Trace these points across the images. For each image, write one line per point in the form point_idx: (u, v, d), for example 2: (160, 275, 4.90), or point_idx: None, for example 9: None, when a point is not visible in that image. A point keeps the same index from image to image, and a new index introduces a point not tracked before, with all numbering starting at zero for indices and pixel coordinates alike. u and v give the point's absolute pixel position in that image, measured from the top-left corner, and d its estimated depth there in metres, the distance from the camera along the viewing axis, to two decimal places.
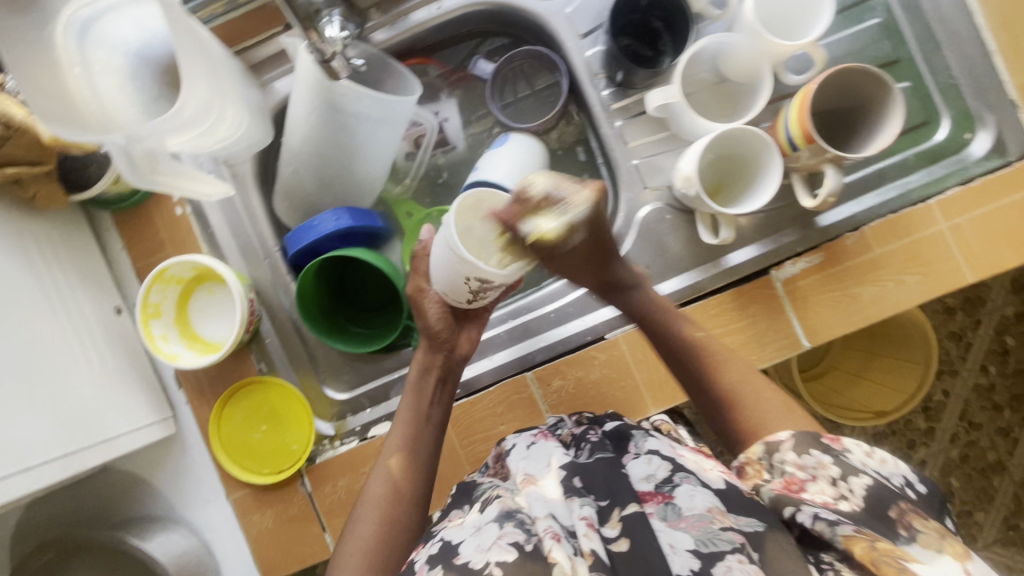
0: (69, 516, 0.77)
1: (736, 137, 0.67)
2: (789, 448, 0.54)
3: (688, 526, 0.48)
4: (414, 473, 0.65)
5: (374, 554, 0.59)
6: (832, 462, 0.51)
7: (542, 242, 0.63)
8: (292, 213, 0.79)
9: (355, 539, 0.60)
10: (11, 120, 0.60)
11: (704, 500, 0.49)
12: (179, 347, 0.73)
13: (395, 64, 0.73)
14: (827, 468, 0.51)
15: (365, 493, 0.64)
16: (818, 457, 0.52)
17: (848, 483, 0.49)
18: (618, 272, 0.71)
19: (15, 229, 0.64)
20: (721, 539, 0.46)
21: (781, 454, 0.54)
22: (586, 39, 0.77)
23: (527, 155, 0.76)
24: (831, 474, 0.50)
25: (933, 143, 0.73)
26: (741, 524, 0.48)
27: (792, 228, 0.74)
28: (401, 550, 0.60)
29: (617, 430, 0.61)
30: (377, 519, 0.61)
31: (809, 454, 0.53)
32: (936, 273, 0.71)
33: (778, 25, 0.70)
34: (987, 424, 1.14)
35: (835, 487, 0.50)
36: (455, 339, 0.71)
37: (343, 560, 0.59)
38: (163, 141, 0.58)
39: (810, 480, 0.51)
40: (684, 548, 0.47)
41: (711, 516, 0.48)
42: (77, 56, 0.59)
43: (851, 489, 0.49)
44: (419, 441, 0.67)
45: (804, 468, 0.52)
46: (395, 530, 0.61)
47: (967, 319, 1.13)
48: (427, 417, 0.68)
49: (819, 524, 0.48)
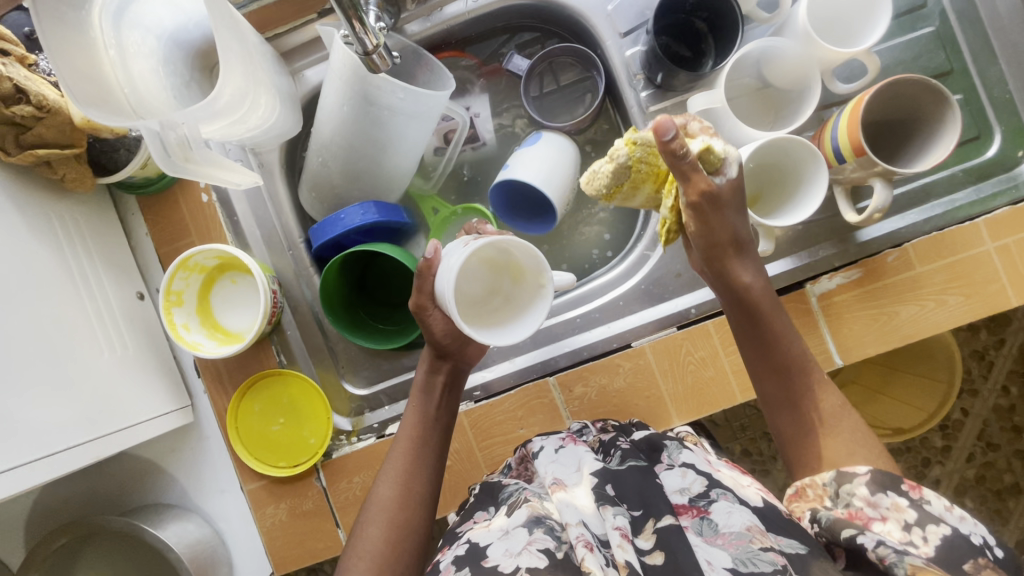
0: (84, 499, 0.77)
1: (780, 146, 0.65)
2: (862, 483, 0.51)
3: (724, 543, 0.47)
4: (423, 475, 0.63)
5: (384, 559, 0.57)
6: (909, 507, 0.49)
7: (706, 158, 0.58)
8: (318, 204, 0.77)
9: (364, 542, 0.58)
10: (44, 101, 0.59)
11: (743, 519, 0.48)
12: (201, 336, 0.72)
13: (429, 56, 0.71)
14: (902, 512, 0.49)
15: (373, 495, 0.62)
16: (895, 499, 0.49)
17: (923, 531, 0.48)
18: (738, 227, 0.61)
19: (43, 212, 0.64)
20: (761, 560, 0.44)
21: (852, 486, 0.51)
22: (626, 38, 0.75)
23: (560, 155, 0.74)
24: (906, 518, 0.48)
25: (983, 159, 0.70)
26: (781, 545, 0.47)
27: (830, 242, 0.72)
28: (411, 555, 0.59)
29: (647, 440, 0.61)
30: (386, 522, 0.59)
31: (885, 494, 0.50)
32: (978, 293, 0.69)
33: (830, 31, 0.67)
34: (1006, 446, 1.10)
35: (906, 532, 0.48)
36: (462, 351, 0.68)
37: (353, 565, 0.57)
38: (197, 127, 0.57)
39: (879, 519, 0.49)
40: (722, 566, 0.45)
41: (750, 536, 0.47)
42: (113, 39, 0.58)
43: (924, 537, 0.47)
44: (426, 444, 0.65)
45: (876, 506, 0.50)
46: (405, 534, 0.59)
47: (990, 338, 1.10)
48: (435, 419, 0.67)
49: (882, 549, 0.46)
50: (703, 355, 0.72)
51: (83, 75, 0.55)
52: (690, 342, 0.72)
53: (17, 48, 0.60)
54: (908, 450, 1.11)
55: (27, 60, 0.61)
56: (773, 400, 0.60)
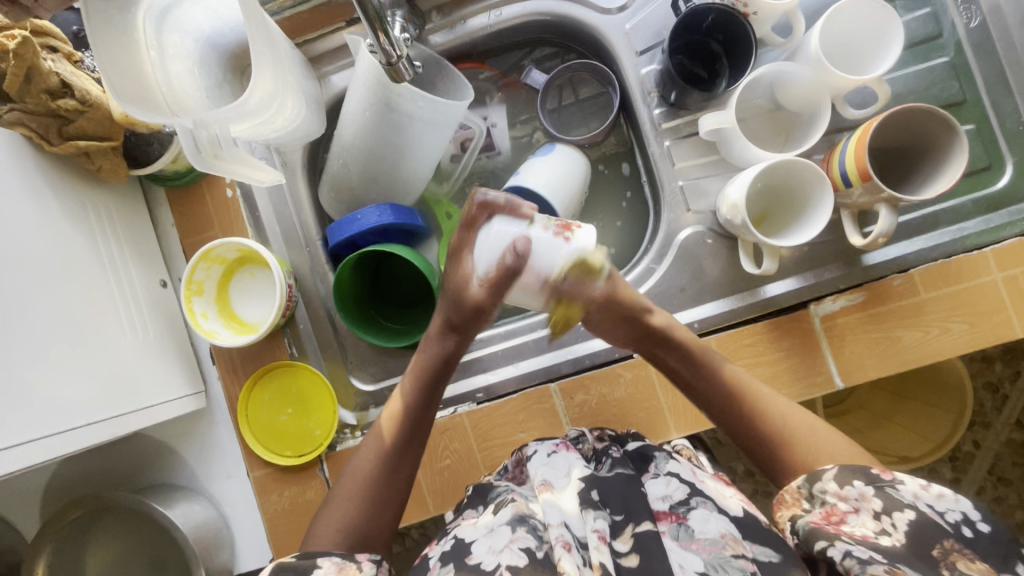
0: (98, 475, 0.80)
1: (788, 168, 0.66)
2: (830, 479, 0.51)
3: (699, 548, 0.49)
4: (405, 450, 0.63)
5: (354, 532, 0.58)
6: (875, 495, 0.48)
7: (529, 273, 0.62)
8: (336, 204, 0.80)
9: (338, 510, 0.59)
10: (88, 95, 0.62)
11: (718, 526, 0.50)
12: (217, 325, 0.75)
13: (450, 67, 0.74)
14: (870, 501, 0.48)
15: (354, 461, 0.63)
16: (862, 489, 0.49)
17: (891, 518, 0.47)
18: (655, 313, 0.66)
19: (79, 200, 0.67)
20: (732, 567, 0.47)
21: (823, 484, 0.52)
22: (642, 57, 0.77)
23: (571, 167, 0.76)
24: (874, 507, 0.48)
25: (994, 190, 0.71)
26: (753, 553, 0.48)
27: (836, 263, 0.72)
28: (382, 530, 0.60)
29: (639, 451, 0.61)
30: (360, 495, 0.60)
31: (851, 485, 0.50)
32: (983, 322, 0.69)
33: (843, 58, 0.69)
34: (1019, 482, 1.09)
35: (878, 520, 0.47)
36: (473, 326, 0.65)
37: (323, 530, 0.58)
38: (227, 126, 0.61)
39: (851, 512, 0.49)
40: (693, 569, 0.48)
41: (723, 543, 0.49)
42: (154, 40, 0.61)
43: (894, 524, 0.47)
44: (416, 416, 0.64)
45: (847, 500, 0.50)
46: (378, 507, 0.60)
47: (1005, 371, 1.09)
48: (429, 392, 0.65)
49: (848, 560, 0.45)
50: None
51: (124, 73, 0.58)
52: None
53: (65, 45, 0.63)
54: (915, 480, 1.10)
55: (74, 56, 0.65)
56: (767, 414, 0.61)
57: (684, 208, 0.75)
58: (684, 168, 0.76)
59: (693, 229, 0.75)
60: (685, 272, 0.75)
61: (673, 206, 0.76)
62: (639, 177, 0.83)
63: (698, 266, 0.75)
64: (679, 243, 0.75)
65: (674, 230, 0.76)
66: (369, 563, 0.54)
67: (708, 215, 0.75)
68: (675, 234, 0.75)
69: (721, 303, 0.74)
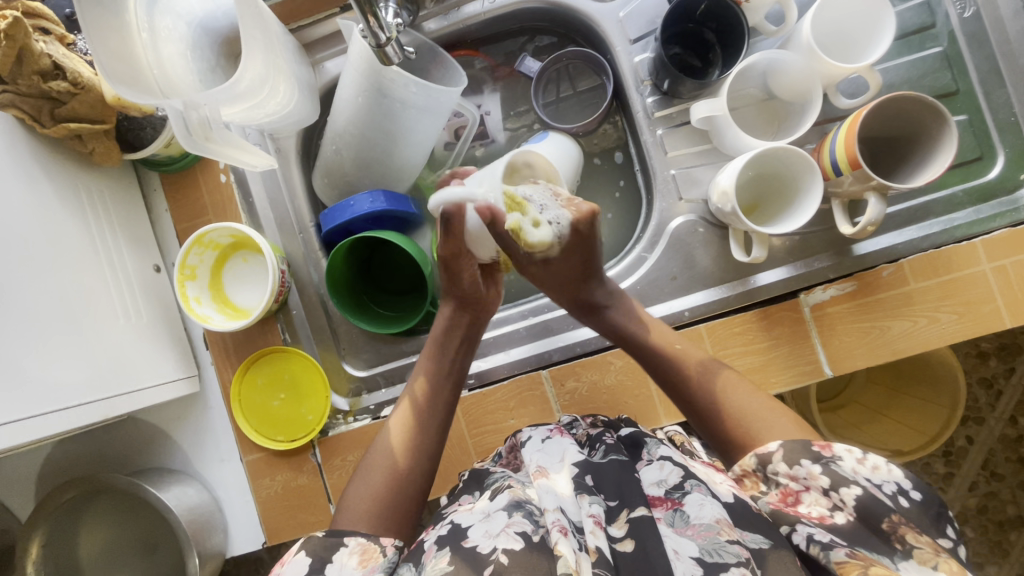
0: (93, 459, 0.81)
1: (777, 156, 0.66)
2: (780, 459, 0.52)
3: (693, 534, 0.48)
4: (429, 432, 0.65)
5: (382, 503, 0.58)
6: (822, 473, 0.50)
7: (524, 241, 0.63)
8: (329, 190, 0.80)
9: (367, 487, 0.60)
10: (79, 78, 0.63)
11: (713, 511, 0.49)
12: (210, 309, 0.76)
13: (443, 53, 0.74)
14: (818, 479, 0.50)
15: (379, 440, 0.65)
16: (810, 468, 0.50)
17: (839, 494, 0.49)
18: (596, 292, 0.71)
19: (71, 182, 0.67)
20: (727, 551, 0.45)
21: (774, 466, 0.52)
22: (636, 45, 0.77)
23: (562, 156, 0.76)
24: (822, 485, 0.49)
25: (985, 180, 0.71)
26: (745, 540, 0.47)
27: (827, 253, 0.73)
28: (406, 507, 0.59)
29: (631, 436, 0.62)
30: (390, 466, 0.61)
31: (800, 464, 0.51)
32: (973, 312, 0.69)
33: (837, 48, 0.69)
34: (1011, 477, 1.09)
35: (828, 498, 0.49)
36: (483, 301, 0.73)
37: (353, 511, 0.58)
38: (218, 109, 0.61)
39: (803, 492, 0.50)
40: (688, 555, 0.46)
41: (718, 528, 0.47)
42: (145, 22, 0.61)
43: (843, 500, 0.48)
44: (437, 401, 0.68)
45: (797, 479, 0.51)
46: (404, 485, 0.60)
47: (1000, 366, 1.09)
48: (447, 378, 0.70)
49: (812, 547, 0.46)
50: None
51: (116, 55, 0.58)
52: None
53: (58, 28, 0.64)
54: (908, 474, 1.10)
55: (66, 39, 0.65)
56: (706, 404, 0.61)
57: (676, 197, 0.76)
58: (676, 156, 0.76)
59: (685, 218, 0.75)
60: (677, 260, 0.75)
61: (665, 195, 0.76)
62: (632, 165, 0.83)
63: (690, 255, 0.75)
64: (671, 232, 0.75)
65: (666, 219, 0.76)
66: (393, 547, 0.55)
67: (700, 204, 0.75)
68: (667, 223, 0.76)
69: (711, 292, 0.75)
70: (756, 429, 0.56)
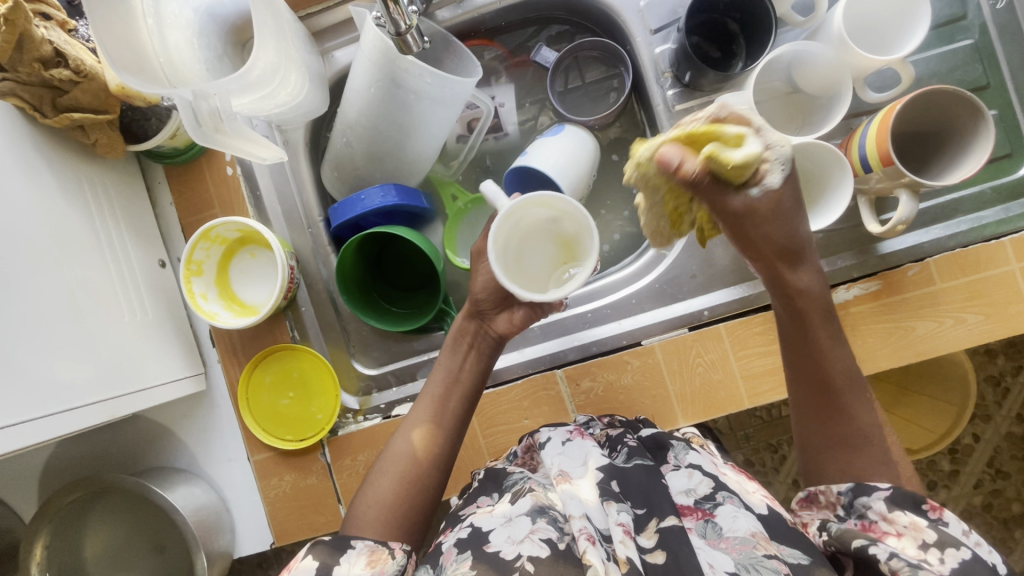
0: (97, 457, 0.79)
1: (804, 151, 0.64)
2: (879, 498, 0.50)
3: (727, 547, 0.47)
4: (437, 435, 0.62)
5: (391, 512, 0.57)
6: (928, 527, 0.48)
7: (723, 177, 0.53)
8: (339, 184, 0.78)
9: (373, 492, 0.59)
10: (82, 66, 0.60)
11: (747, 525, 0.48)
12: (218, 306, 0.74)
13: (458, 43, 0.72)
14: (921, 531, 0.48)
15: (390, 445, 0.62)
16: (913, 517, 0.48)
17: (940, 552, 0.46)
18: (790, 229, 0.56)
19: (74, 173, 0.65)
20: (764, 567, 0.45)
21: (869, 499, 0.51)
22: (657, 35, 0.74)
23: (579, 149, 0.74)
24: (924, 537, 0.47)
25: (1014, 178, 0.69)
26: (784, 554, 0.47)
27: (850, 252, 0.71)
28: (415, 516, 0.58)
29: (653, 438, 0.60)
30: (401, 474, 0.59)
31: (902, 513, 0.49)
32: (999, 313, 0.67)
33: (868, 39, 0.67)
34: (1017, 475, 1.08)
35: (922, 550, 0.47)
36: (494, 315, 0.67)
37: (360, 517, 0.57)
38: (229, 100, 0.58)
39: (894, 535, 0.48)
40: (723, 569, 0.46)
41: (755, 542, 0.47)
42: (151, 7, 0.59)
43: (940, 558, 0.46)
44: (447, 404, 0.64)
45: (892, 522, 0.49)
46: (411, 490, 0.59)
47: (1008, 364, 1.07)
48: (456, 380, 0.66)
49: (895, 562, 0.46)
50: (712, 358, 0.72)
51: (122, 41, 0.56)
52: (700, 344, 0.72)
53: (59, 13, 0.61)
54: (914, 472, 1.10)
55: (68, 25, 0.62)
56: (808, 413, 0.57)
57: None
58: None
59: None
60: (696, 258, 0.74)
61: None
62: None
63: (708, 253, 0.74)
64: None
65: None
66: (400, 551, 0.55)
67: None
68: None
69: (732, 291, 0.74)
70: (863, 462, 0.53)
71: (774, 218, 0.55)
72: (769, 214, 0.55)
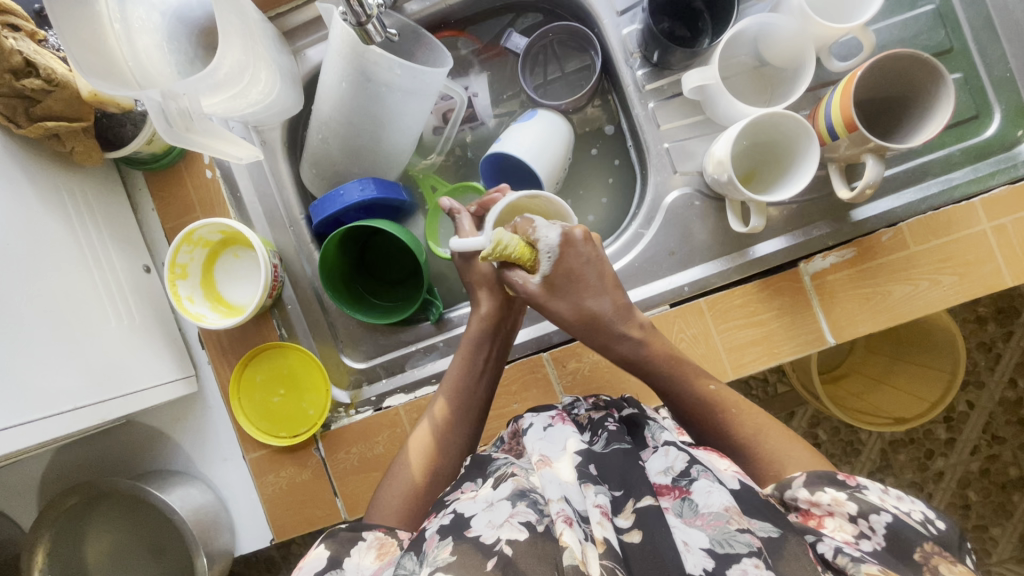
0: (94, 464, 0.80)
1: (776, 123, 0.65)
2: (801, 485, 0.52)
3: (702, 523, 0.48)
4: (454, 432, 0.65)
5: (411, 500, 0.59)
6: (848, 499, 0.49)
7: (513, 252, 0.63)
8: (317, 180, 0.79)
9: (395, 482, 0.61)
10: (53, 74, 0.60)
11: (721, 499, 0.49)
12: (204, 308, 0.75)
13: (428, 35, 0.72)
14: (844, 505, 0.49)
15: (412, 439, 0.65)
16: (834, 494, 0.50)
17: (868, 521, 0.48)
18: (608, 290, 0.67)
19: (52, 183, 0.66)
20: (738, 541, 0.46)
21: (794, 490, 0.52)
22: (623, 17, 0.76)
23: (552, 134, 0.75)
24: (849, 511, 0.48)
25: (981, 139, 0.70)
26: (755, 528, 0.48)
27: (825, 220, 0.72)
28: (431, 503, 0.61)
29: (631, 419, 0.63)
30: (423, 465, 0.62)
31: (824, 491, 0.50)
32: (973, 273, 0.68)
33: (828, 8, 0.68)
34: (1012, 440, 1.09)
35: (854, 524, 0.48)
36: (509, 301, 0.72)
37: (382, 505, 0.59)
38: (198, 99, 0.59)
39: (827, 516, 0.49)
40: (698, 546, 0.47)
41: (727, 516, 0.48)
42: (117, 13, 0.59)
43: (872, 528, 0.47)
44: (468, 398, 0.68)
45: (820, 504, 0.50)
46: (433, 479, 0.62)
47: (998, 330, 1.08)
48: (479, 375, 0.69)
49: (841, 558, 0.46)
50: (694, 332, 0.72)
51: (89, 46, 0.57)
52: (683, 319, 0.72)
53: (28, 23, 0.62)
54: (911, 442, 1.10)
55: (37, 35, 0.63)
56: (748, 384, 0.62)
57: (671, 170, 0.75)
58: (670, 130, 0.75)
59: (681, 191, 0.74)
60: (674, 236, 0.74)
61: (660, 168, 0.75)
62: (624, 139, 0.82)
63: (686, 230, 0.74)
64: (667, 206, 0.75)
65: (662, 193, 0.75)
66: (407, 539, 0.55)
67: (695, 176, 0.74)
68: (663, 197, 0.75)
69: (709, 266, 0.74)
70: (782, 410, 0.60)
71: (572, 286, 0.65)
72: (548, 297, 0.65)
